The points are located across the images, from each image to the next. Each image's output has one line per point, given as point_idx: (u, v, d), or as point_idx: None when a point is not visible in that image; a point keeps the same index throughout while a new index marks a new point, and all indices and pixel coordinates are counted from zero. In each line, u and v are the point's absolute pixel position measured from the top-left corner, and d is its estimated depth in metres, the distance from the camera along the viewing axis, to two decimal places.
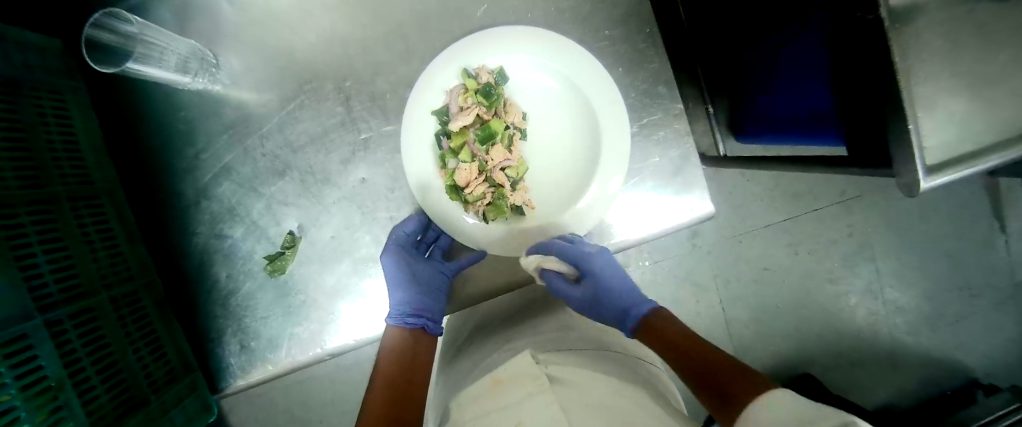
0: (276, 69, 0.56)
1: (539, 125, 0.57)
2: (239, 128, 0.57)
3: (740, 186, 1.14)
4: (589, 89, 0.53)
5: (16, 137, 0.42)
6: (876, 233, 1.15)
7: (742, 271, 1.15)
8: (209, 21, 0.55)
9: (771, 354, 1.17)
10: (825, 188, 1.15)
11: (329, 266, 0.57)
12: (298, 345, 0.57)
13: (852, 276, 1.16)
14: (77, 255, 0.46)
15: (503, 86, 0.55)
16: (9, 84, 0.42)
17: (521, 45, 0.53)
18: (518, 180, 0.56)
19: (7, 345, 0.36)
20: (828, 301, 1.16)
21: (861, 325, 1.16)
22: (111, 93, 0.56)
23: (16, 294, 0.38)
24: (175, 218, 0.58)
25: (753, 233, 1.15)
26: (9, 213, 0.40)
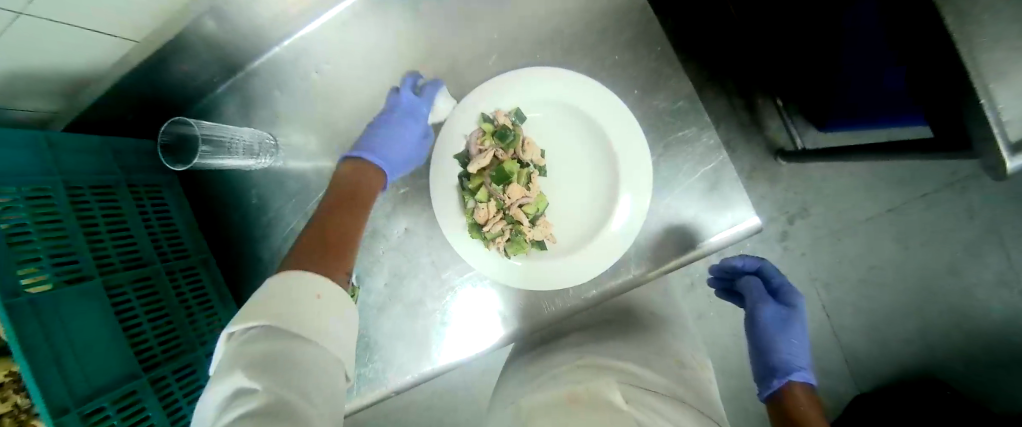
0: (323, 141, 0.63)
1: (560, 160, 0.55)
2: (301, 196, 0.65)
3: (829, 179, 0.98)
4: (603, 120, 0.51)
5: (122, 226, 0.54)
6: (1001, 213, 0.93)
7: (845, 272, 0.98)
8: (265, 108, 0.64)
9: (893, 366, 0.98)
10: (932, 166, 0.95)
11: (385, 311, 0.61)
12: (367, 384, 0.62)
13: (981, 267, 0.94)
14: (176, 319, 0.56)
15: (521, 126, 0.54)
16: (109, 183, 0.55)
17: (537, 84, 0.52)
18: (538, 215, 0.54)
19: (118, 400, 0.45)
20: (954, 298, 0.95)
21: (999, 326, 0.94)
22: (192, 180, 0.68)
23: (125, 356, 0.48)
24: (257, 278, 0.67)
25: (856, 228, 0.97)
26: (118, 292, 0.50)
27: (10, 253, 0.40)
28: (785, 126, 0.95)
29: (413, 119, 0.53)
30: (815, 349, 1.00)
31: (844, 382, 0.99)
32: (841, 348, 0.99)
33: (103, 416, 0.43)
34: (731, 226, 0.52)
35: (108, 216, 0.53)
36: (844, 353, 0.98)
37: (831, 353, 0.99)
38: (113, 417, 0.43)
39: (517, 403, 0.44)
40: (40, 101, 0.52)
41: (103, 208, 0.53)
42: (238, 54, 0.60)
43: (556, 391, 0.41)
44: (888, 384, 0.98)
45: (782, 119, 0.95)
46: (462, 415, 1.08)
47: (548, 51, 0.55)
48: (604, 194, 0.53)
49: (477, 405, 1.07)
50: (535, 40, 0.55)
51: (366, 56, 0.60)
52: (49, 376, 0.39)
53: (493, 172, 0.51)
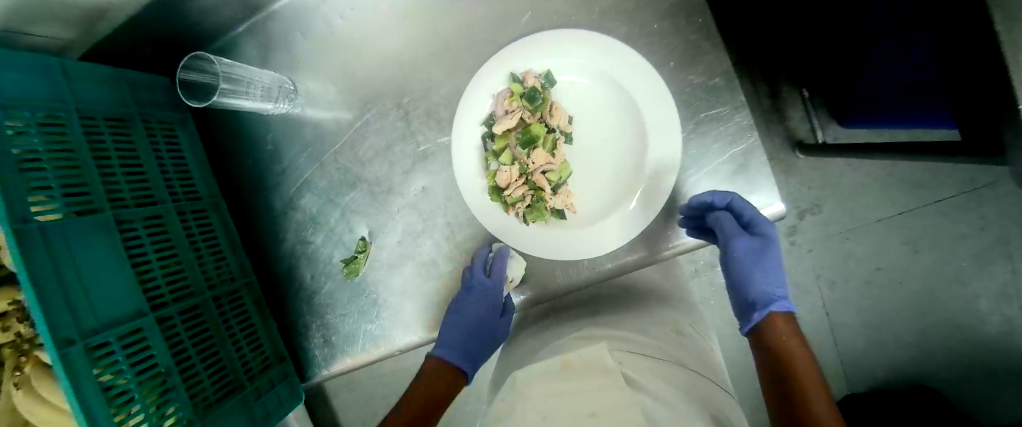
0: (344, 91, 0.61)
1: (587, 128, 0.54)
2: (316, 146, 0.63)
3: (846, 177, 0.96)
4: (635, 88, 0.50)
5: (134, 162, 0.53)
6: (1014, 226, 0.92)
7: (850, 271, 0.98)
8: (286, 54, 0.62)
9: (882, 367, 1.00)
10: (950, 173, 0.94)
11: (396, 269, 0.61)
12: (371, 340, 0.62)
13: (985, 277, 0.94)
14: (186, 261, 0.55)
15: (550, 90, 0.53)
16: (124, 117, 0.54)
17: (570, 46, 0.50)
18: (560, 184, 0.53)
19: (123, 335, 0.44)
20: (953, 306, 0.96)
21: (993, 337, 0.95)
22: (206, 121, 0.67)
23: (132, 293, 0.47)
24: (267, 227, 0.67)
25: (865, 229, 0.97)
26: (128, 228, 0.49)
27: (18, 177, 0.39)
28: (808, 117, 0.94)
29: (482, 301, 0.55)
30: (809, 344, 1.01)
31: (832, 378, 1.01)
32: (836, 345, 1.01)
33: (108, 351, 0.42)
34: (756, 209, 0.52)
35: (121, 149, 0.52)
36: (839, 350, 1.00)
37: (824, 350, 1.01)
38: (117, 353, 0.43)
39: (514, 372, 0.47)
40: (58, 29, 0.50)
41: (115, 140, 0.51)
42: None
43: (555, 359, 0.44)
44: (874, 384, 1.00)
45: (805, 111, 0.94)
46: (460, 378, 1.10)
47: (585, 13, 0.53)
48: (629, 166, 0.53)
49: (475, 369, 1.09)
50: (572, 3, 0.53)
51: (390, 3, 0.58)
52: (55, 306, 0.39)
53: (520, 134, 0.51)
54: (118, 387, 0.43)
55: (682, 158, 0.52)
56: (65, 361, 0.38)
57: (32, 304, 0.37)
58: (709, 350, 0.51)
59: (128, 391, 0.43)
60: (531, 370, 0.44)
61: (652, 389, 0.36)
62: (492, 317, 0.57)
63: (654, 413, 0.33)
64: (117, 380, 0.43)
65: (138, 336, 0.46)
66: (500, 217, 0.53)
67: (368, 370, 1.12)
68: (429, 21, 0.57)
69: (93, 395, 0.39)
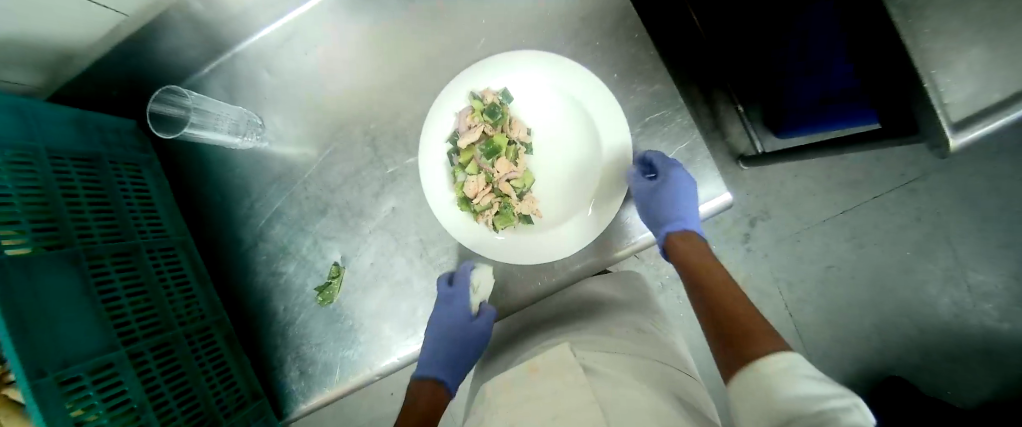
0: (310, 122, 0.63)
1: (545, 137, 0.58)
2: (284, 177, 0.64)
3: (787, 183, 1.02)
4: (585, 96, 0.53)
5: (102, 200, 0.53)
6: (948, 213, 0.98)
7: (806, 272, 1.03)
8: (253, 90, 0.64)
9: (851, 362, 1.02)
10: (884, 169, 1.00)
11: (370, 292, 0.60)
12: (349, 367, 0.61)
13: (930, 264, 0.99)
14: (155, 297, 0.54)
15: (508, 105, 0.56)
16: (92, 157, 0.54)
17: (519, 64, 0.54)
18: (525, 191, 0.56)
19: (92, 372, 0.43)
20: (908, 294, 1.00)
21: (947, 321, 0.99)
22: (172, 161, 0.68)
23: (100, 329, 0.46)
24: (237, 261, 0.66)
25: (815, 230, 1.02)
26: (97, 264, 0.49)
27: None
28: (746, 132, 0.98)
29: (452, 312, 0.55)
30: None
31: None
32: (803, 344, 1.04)
33: (80, 384, 0.41)
34: (703, 201, 0.56)
35: (88, 187, 0.52)
36: (806, 349, 1.02)
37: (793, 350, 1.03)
38: (88, 388, 0.42)
39: (483, 389, 0.48)
40: (25, 74, 0.52)
41: (82, 178, 0.51)
42: (222, 37, 0.60)
43: (520, 365, 0.45)
44: (845, 380, 1.02)
45: (743, 126, 0.99)
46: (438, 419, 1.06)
47: (532, 36, 0.58)
48: (588, 165, 0.56)
49: (453, 409, 1.05)
50: (520, 28, 0.58)
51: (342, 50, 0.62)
52: (26, 340, 0.38)
53: (484, 146, 0.54)
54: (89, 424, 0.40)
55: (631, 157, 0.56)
56: (36, 395, 0.37)
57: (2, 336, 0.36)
58: (670, 344, 0.51)
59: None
60: (498, 383, 0.45)
61: (620, 385, 0.38)
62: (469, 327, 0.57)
63: (610, 408, 0.35)
64: (88, 416, 0.41)
65: (109, 371, 0.44)
66: (470, 229, 0.55)
67: (341, 420, 1.07)
68: (377, 65, 0.61)
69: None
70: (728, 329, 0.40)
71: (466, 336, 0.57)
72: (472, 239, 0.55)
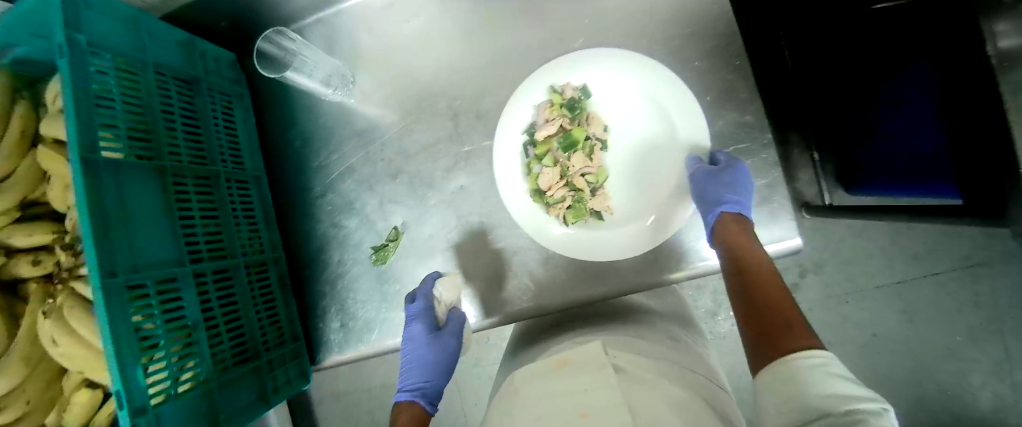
0: (399, 86, 0.65)
1: (622, 137, 0.57)
2: (365, 136, 0.66)
3: (846, 241, 0.98)
4: (667, 101, 0.54)
5: (193, 125, 0.56)
6: (1012, 308, 0.93)
7: (847, 336, 0.98)
8: (351, 46, 0.67)
9: None
10: (950, 249, 0.95)
11: (423, 262, 0.62)
12: (388, 328, 0.63)
13: (981, 355, 0.94)
14: (224, 224, 0.57)
15: (587, 103, 0.57)
16: (190, 82, 0.58)
17: (598, 64, 0.55)
18: (598, 187, 0.56)
19: (159, 282, 0.45)
20: (951, 381, 0.95)
21: (989, 418, 0.94)
22: (260, 101, 0.72)
23: (173, 244, 0.49)
24: (301, 207, 0.69)
25: (865, 294, 0.98)
26: (180, 183, 0.52)
27: (91, 110, 0.41)
28: (815, 180, 0.97)
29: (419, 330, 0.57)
30: None
31: None
32: None
33: (144, 290, 0.44)
34: (769, 241, 0.54)
35: (184, 110, 0.55)
36: None
37: None
38: (151, 297, 0.44)
39: (513, 373, 0.50)
40: None
41: (180, 101, 0.55)
42: None
43: (551, 360, 0.47)
44: None
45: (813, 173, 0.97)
46: (444, 399, 1.08)
47: (630, 43, 0.59)
48: (661, 162, 0.56)
49: (462, 393, 1.07)
50: (619, 35, 0.59)
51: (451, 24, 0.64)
52: (111, 239, 0.41)
53: (561, 140, 0.55)
54: (146, 331, 0.43)
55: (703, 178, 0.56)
56: (107, 293, 0.39)
57: (85, 230, 0.38)
58: (702, 354, 0.53)
59: (155, 337, 0.44)
60: (529, 371, 0.48)
61: (653, 384, 0.39)
62: (443, 346, 0.58)
63: (636, 406, 0.35)
64: (146, 324, 0.43)
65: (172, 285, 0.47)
66: (537, 217, 0.56)
67: (354, 379, 1.10)
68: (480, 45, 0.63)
69: (123, 332, 0.40)
70: (765, 323, 0.38)
71: (442, 355, 0.58)
72: (535, 222, 0.56)
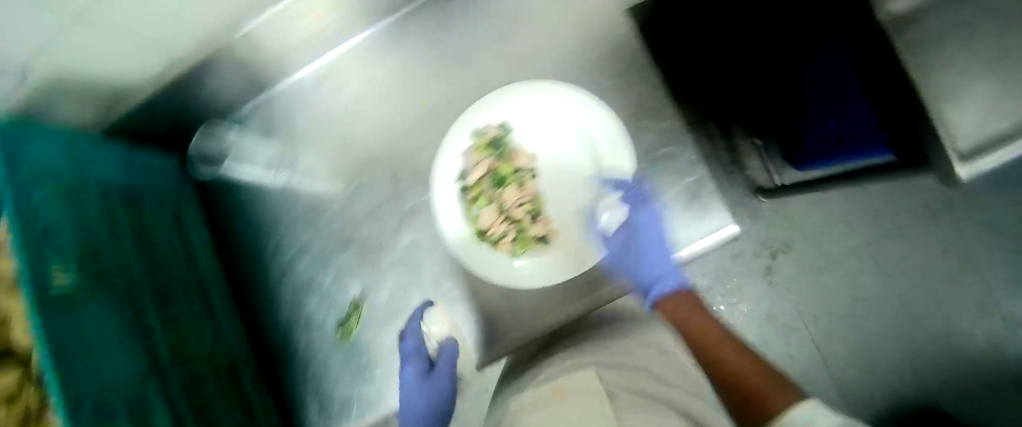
0: (337, 157, 0.67)
1: (551, 163, 0.59)
2: (312, 213, 0.67)
3: (810, 212, 1.00)
4: (583, 119, 0.56)
5: (141, 238, 0.56)
6: (978, 246, 0.95)
7: (832, 304, 0.99)
8: (287, 127, 0.69)
9: (886, 400, 0.97)
10: (910, 200, 0.98)
11: (387, 324, 0.63)
12: (366, 401, 0.63)
13: (962, 296, 0.95)
14: (184, 332, 0.56)
15: (511, 138, 0.59)
16: (133, 194, 0.58)
17: (513, 99, 0.58)
18: (538, 213, 0.57)
19: (128, 405, 0.42)
20: (940, 327, 0.96)
21: (987, 357, 0.94)
22: (208, 195, 0.73)
23: (135, 363, 0.46)
24: (263, 294, 0.69)
25: (840, 262, 0.99)
26: (136, 298, 0.51)
27: (40, 236, 0.40)
28: (764, 166, 1.00)
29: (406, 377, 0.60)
30: (807, 383, 0.98)
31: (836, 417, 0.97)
32: (834, 380, 0.98)
33: (113, 415, 0.40)
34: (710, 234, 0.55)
35: (132, 225, 0.55)
36: (835, 385, 0.97)
37: (824, 388, 0.98)
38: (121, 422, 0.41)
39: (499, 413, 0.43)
40: (82, 103, 0.54)
41: (127, 217, 0.55)
42: (262, 79, 0.65)
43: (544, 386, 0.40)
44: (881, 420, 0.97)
45: (761, 160, 1.00)
46: None
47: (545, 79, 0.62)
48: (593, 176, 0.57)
49: None
50: (534, 73, 0.62)
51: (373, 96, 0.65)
52: (76, 365, 0.38)
53: (492, 179, 0.57)
54: None
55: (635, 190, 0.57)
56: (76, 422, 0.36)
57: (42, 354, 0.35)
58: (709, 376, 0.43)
59: None
60: (521, 403, 0.40)
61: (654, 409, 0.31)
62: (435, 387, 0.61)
63: None
64: None
65: (140, 405, 0.44)
66: (485, 257, 0.55)
67: None
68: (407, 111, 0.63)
69: None
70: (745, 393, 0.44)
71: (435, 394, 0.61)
72: (485, 260, 0.55)
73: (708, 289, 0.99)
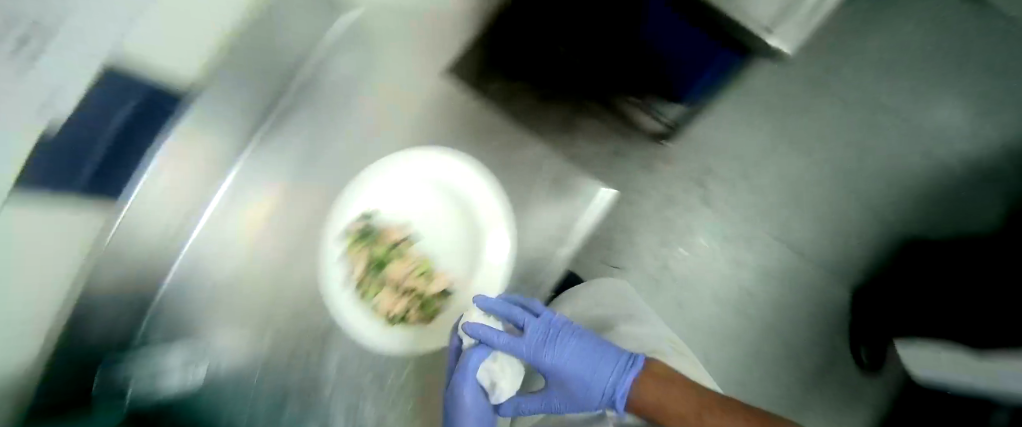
0: None
1: (426, 221, 0.57)
2: None
3: (714, 126, 1.01)
4: (433, 170, 0.55)
5: None
6: (860, 84, 1.01)
7: (775, 196, 1.00)
8: None
9: (864, 254, 0.99)
10: (787, 73, 1.02)
11: None
12: None
13: (870, 132, 1.00)
14: None
15: (379, 219, 0.56)
16: None
17: (363, 184, 0.54)
18: (432, 272, 0.55)
19: None
20: (868, 167, 1.00)
21: (915, 173, 0.99)
22: None
23: None
24: None
25: (762, 156, 1.01)
26: None
27: None
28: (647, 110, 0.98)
29: None
30: (791, 276, 0.99)
31: (831, 292, 0.98)
32: (813, 261, 0.99)
33: None
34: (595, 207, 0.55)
35: None
36: (815, 264, 0.98)
37: (808, 272, 0.99)
38: None
39: None
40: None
41: None
42: None
43: None
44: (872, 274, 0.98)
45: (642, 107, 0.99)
46: None
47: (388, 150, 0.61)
48: (467, 212, 0.55)
49: None
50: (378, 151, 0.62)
51: (218, 248, 0.55)
52: None
53: (376, 265, 0.55)
54: None
55: (510, 202, 0.55)
56: None
57: None
58: None
59: None
60: None
61: None
62: None
63: None
64: None
65: None
66: (402, 339, 0.53)
67: None
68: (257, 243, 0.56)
69: None
70: None
71: None
72: (405, 342, 0.53)
73: (660, 241, 1.00)
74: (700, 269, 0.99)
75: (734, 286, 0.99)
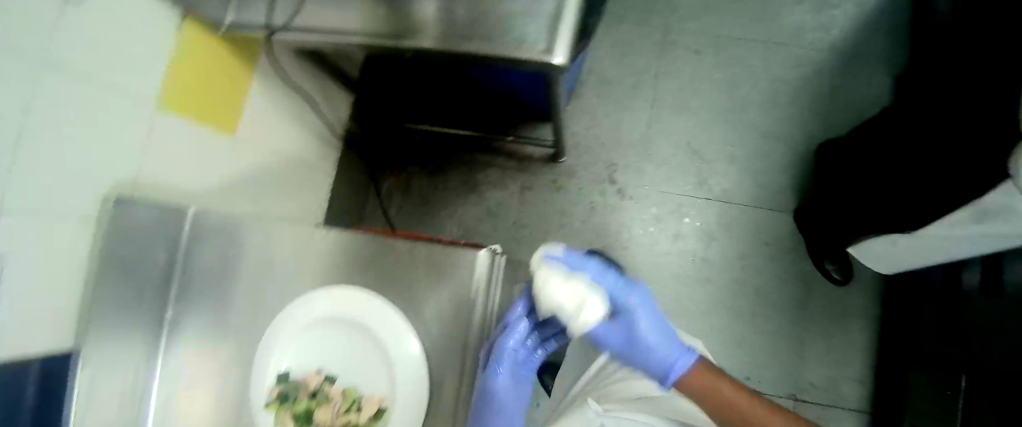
0: None
1: (335, 355, 0.59)
2: None
3: (598, 127, 1.06)
4: (320, 308, 0.58)
5: None
6: (700, 34, 1.08)
7: (681, 161, 1.04)
8: None
9: (784, 175, 1.01)
10: (636, 54, 1.09)
11: None
12: None
13: (731, 70, 1.06)
14: None
15: (293, 374, 0.58)
16: None
17: (268, 348, 0.57)
18: (358, 399, 0.56)
19: None
20: (747, 99, 1.05)
21: (788, 86, 1.04)
22: None
23: None
24: None
25: (651, 133, 1.05)
26: None
27: None
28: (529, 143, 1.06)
29: None
30: (733, 225, 1.00)
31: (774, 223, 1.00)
32: (744, 202, 1.01)
33: None
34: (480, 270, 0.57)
35: None
36: (747, 204, 1.01)
37: (745, 214, 1.00)
38: None
39: None
40: None
41: None
42: None
43: None
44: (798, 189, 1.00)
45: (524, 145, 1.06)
46: None
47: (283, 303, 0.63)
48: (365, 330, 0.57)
49: None
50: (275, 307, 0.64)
51: None
52: None
53: (304, 420, 0.56)
54: None
55: (399, 301, 0.59)
56: None
57: None
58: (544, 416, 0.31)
59: None
60: None
61: None
62: None
63: None
64: None
65: None
66: None
67: None
68: None
69: None
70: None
71: None
72: None
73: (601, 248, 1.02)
74: (648, 257, 1.01)
75: (686, 258, 1.00)
